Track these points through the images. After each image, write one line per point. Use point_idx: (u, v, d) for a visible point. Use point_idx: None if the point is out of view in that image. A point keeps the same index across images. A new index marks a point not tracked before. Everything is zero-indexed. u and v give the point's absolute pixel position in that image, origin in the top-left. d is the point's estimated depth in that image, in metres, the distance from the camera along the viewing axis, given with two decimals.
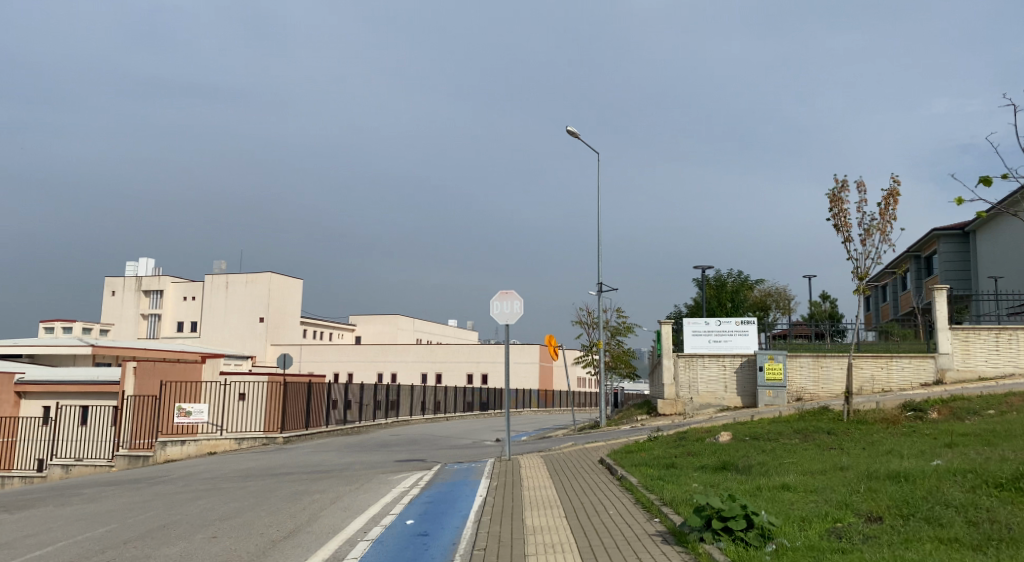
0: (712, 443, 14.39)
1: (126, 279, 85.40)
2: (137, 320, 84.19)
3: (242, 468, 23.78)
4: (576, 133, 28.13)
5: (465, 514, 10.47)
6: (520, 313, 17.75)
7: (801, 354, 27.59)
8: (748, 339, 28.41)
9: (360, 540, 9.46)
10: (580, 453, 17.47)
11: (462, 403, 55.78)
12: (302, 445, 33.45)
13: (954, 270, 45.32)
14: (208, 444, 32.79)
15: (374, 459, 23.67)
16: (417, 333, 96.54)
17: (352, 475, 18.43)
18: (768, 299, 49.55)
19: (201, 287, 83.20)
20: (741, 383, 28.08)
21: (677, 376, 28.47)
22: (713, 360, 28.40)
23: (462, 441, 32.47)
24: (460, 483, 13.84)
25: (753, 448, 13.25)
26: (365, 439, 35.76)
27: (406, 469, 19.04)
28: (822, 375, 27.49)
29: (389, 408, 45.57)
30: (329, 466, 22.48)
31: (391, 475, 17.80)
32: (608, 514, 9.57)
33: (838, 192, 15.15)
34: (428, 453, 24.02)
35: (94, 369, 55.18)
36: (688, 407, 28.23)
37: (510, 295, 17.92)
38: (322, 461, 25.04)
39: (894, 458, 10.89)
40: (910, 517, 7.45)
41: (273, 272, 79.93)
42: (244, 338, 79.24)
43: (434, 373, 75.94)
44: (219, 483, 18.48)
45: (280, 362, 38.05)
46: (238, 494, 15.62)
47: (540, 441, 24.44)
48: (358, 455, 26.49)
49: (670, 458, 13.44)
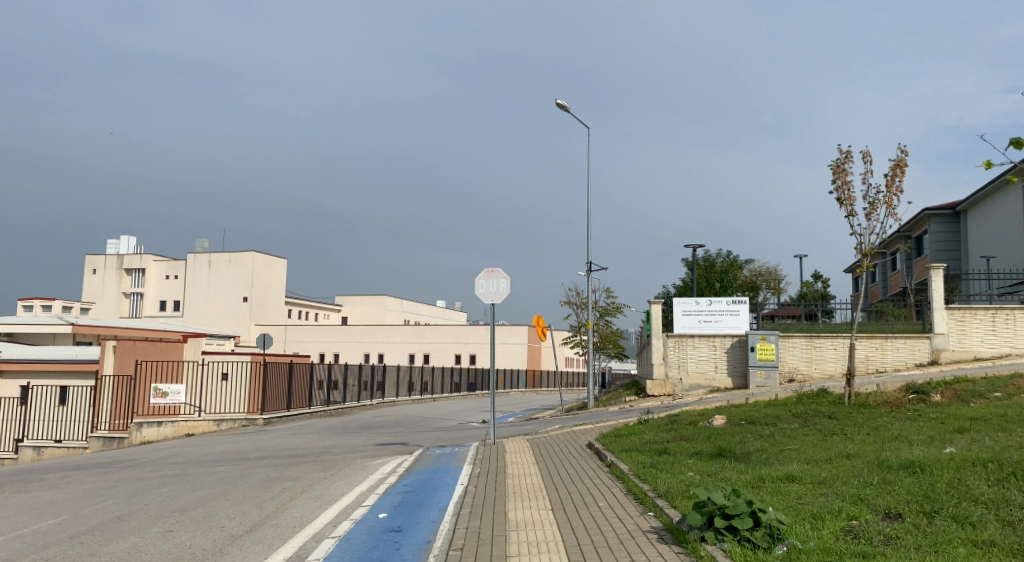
0: (706, 428, 13.63)
1: (108, 257, 84.10)
2: (119, 298, 82.99)
3: (218, 451, 22.99)
4: (565, 106, 27.38)
5: (443, 507, 9.67)
6: (507, 292, 16.95)
7: (794, 334, 26.90)
8: (739, 319, 27.69)
9: (326, 536, 8.62)
10: (567, 436, 16.68)
11: (449, 384, 55.10)
12: (283, 427, 32.67)
13: (943, 250, 44.79)
14: (185, 426, 31.77)
15: (354, 442, 22.89)
16: (405, 314, 95.74)
17: (329, 460, 17.62)
18: (759, 280, 48.95)
19: (184, 265, 82.02)
20: (732, 364, 27.39)
21: (666, 356, 27.73)
22: (704, 340, 27.67)
23: (448, 422, 31.73)
24: (441, 470, 13.05)
25: (750, 434, 12.50)
26: (348, 421, 34.99)
27: (386, 454, 18.25)
28: (815, 355, 26.76)
29: (374, 389, 44.79)
30: (308, 450, 21.70)
31: (370, 460, 17.03)
32: (599, 507, 8.78)
33: (841, 163, 14.32)
34: (410, 436, 23.26)
35: (73, 348, 54.17)
36: (677, 389, 27.52)
37: (496, 273, 17.08)
38: (302, 444, 24.27)
39: (903, 446, 10.16)
40: (935, 515, 6.72)
41: (257, 251, 78.80)
42: (228, 318, 78.22)
43: (422, 353, 75.41)
44: (190, 468, 17.68)
45: (259, 342, 37.13)
46: (206, 482, 14.80)
47: (526, 423, 23.71)
48: (339, 438, 25.71)
49: (662, 444, 12.69)
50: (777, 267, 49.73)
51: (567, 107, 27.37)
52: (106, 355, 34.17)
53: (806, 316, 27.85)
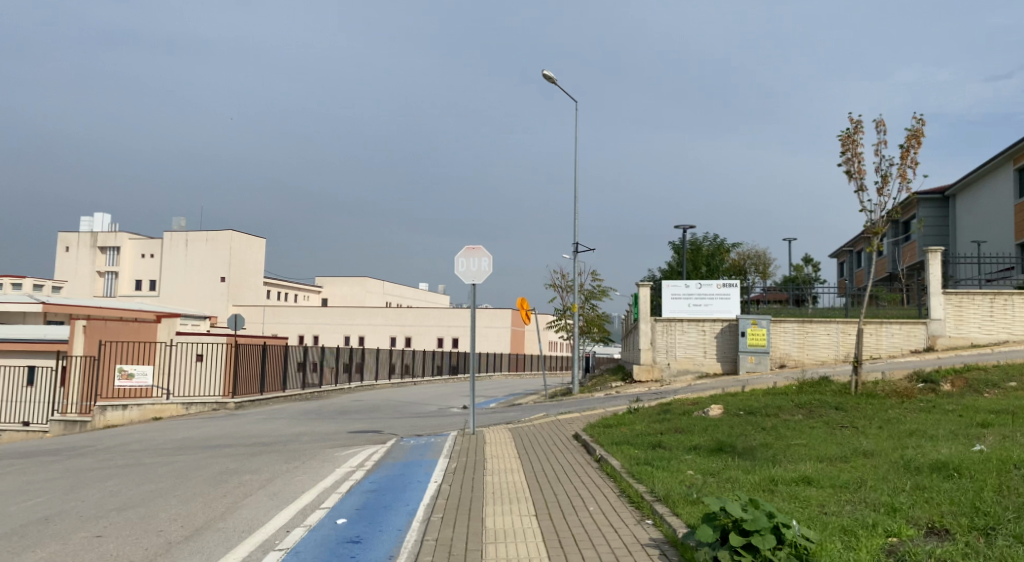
0: (701, 419, 12.59)
1: (82, 235, 82.18)
2: (94, 277, 81.26)
3: (183, 437, 21.83)
4: (552, 78, 26.19)
5: (411, 511, 8.55)
6: (489, 271, 15.79)
7: (786, 319, 25.94)
8: (729, 303, 26.70)
9: (274, 546, 7.49)
10: (553, 425, 15.59)
11: (432, 367, 54.01)
12: (256, 411, 31.48)
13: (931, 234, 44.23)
14: (153, 409, 30.55)
15: (328, 429, 21.73)
16: (387, 296, 94.48)
17: (296, 450, 16.44)
18: (747, 264, 48.04)
19: (160, 244, 80.26)
20: (721, 348, 26.42)
21: (654, 340, 26.74)
22: (693, 324, 26.69)
23: (427, 407, 30.65)
24: (413, 464, 11.92)
25: (751, 425, 11.43)
26: (324, 405, 33.84)
27: (359, 443, 17.09)
28: (808, 341, 25.80)
29: (354, 371, 43.64)
30: (277, 436, 20.58)
31: (338, 450, 15.94)
32: (588, 513, 7.70)
33: (853, 133, 13.23)
34: (386, 423, 22.14)
35: (43, 327, 52.65)
36: (665, 374, 26.57)
37: (477, 250, 15.91)
38: (272, 430, 23.12)
39: (926, 441, 9.10)
40: (994, 535, 5.73)
41: (235, 231, 77.18)
42: (205, 299, 76.74)
43: (403, 336, 74.28)
44: (146, 457, 16.55)
45: (231, 323, 35.80)
46: (159, 474, 13.65)
47: (508, 410, 22.58)
48: (312, 424, 24.62)
49: (656, 437, 11.60)
50: (765, 252, 48.89)
51: (553, 79, 26.17)
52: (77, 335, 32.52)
53: (794, 301, 26.76)
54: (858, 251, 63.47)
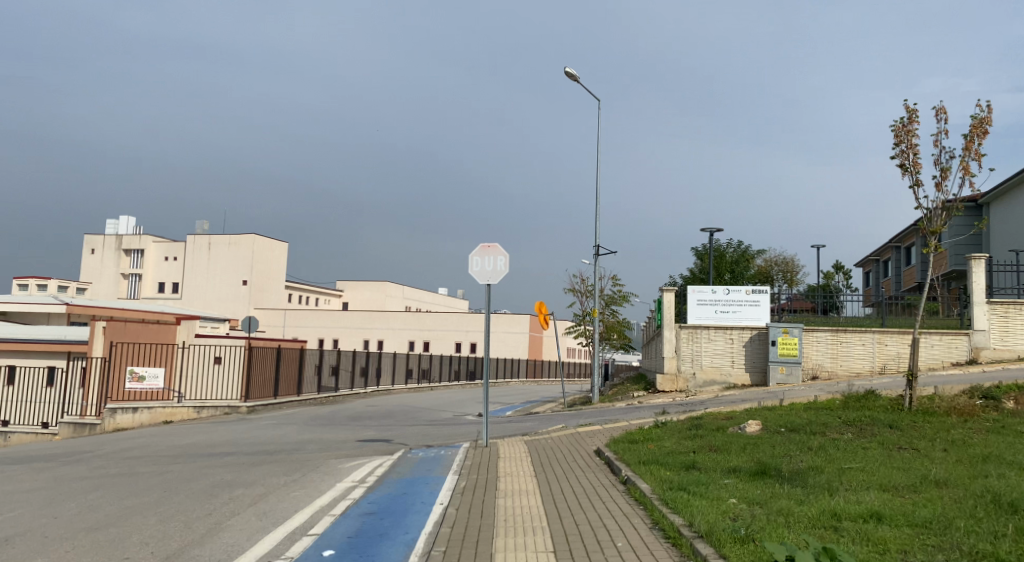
0: (737, 436, 11.42)
1: (106, 237, 81.77)
2: (116, 279, 80.84)
3: (188, 443, 20.84)
4: (574, 74, 25.09)
5: (411, 543, 7.50)
6: (505, 272, 14.69)
7: (818, 328, 24.67)
8: (759, 310, 25.49)
9: None
10: (571, 439, 14.42)
11: (449, 372, 52.95)
12: (268, 416, 30.52)
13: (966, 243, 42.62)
14: (164, 413, 29.87)
15: (338, 437, 20.66)
16: (406, 300, 93.60)
17: (297, 461, 15.38)
18: (775, 270, 46.61)
19: (182, 246, 79.73)
20: (750, 358, 25.19)
21: (678, 349, 25.54)
22: (720, 332, 25.47)
23: (441, 415, 29.57)
24: (419, 481, 10.83)
25: (795, 445, 10.25)
26: (337, 411, 32.86)
27: (365, 454, 16.00)
28: (842, 351, 24.50)
29: (370, 376, 42.63)
30: (284, 444, 19.57)
31: (342, 462, 14.88)
32: (615, 551, 6.61)
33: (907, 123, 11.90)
34: (399, 431, 21.05)
35: (61, 328, 52.05)
36: (690, 384, 25.34)
37: (492, 248, 14.82)
38: (279, 437, 22.11)
39: (1008, 469, 7.90)
40: None
41: (256, 234, 76.56)
42: (226, 301, 76.15)
43: (422, 341, 73.27)
44: (142, 466, 15.60)
45: (244, 325, 34.86)
46: (148, 485, 12.64)
47: (526, 419, 21.49)
48: (322, 431, 23.60)
49: (689, 457, 10.44)
50: (794, 258, 47.32)
51: (576, 76, 25.11)
52: (97, 337, 30.84)
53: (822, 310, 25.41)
54: (887, 259, 61.85)
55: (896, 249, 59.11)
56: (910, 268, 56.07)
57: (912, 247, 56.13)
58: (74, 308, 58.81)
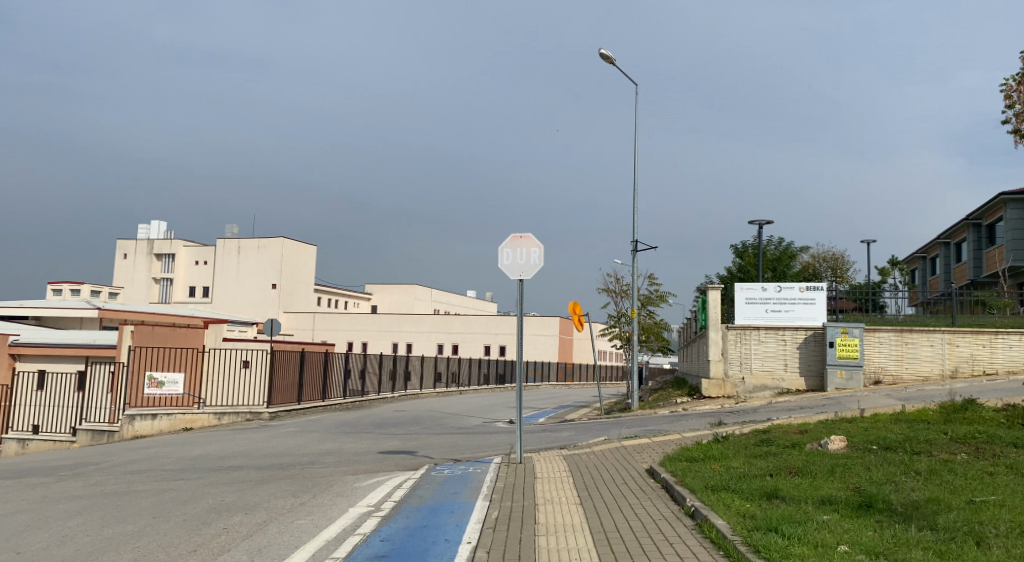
0: (819, 455, 9.74)
1: (138, 242, 80.99)
2: (148, 284, 80.05)
3: (201, 454, 19.26)
4: (609, 56, 23.36)
5: None
6: (539, 265, 13.03)
7: (881, 328, 22.85)
8: (814, 309, 23.54)
9: None
10: (618, 454, 12.75)
11: (479, 375, 51.34)
12: (291, 422, 29.06)
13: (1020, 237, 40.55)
14: (184, 419, 28.27)
15: (359, 448, 18.99)
16: (436, 303, 92.28)
17: (310, 478, 13.70)
18: (821, 266, 44.45)
19: (213, 251, 78.80)
20: (805, 362, 23.30)
21: (726, 351, 23.71)
22: (771, 333, 23.59)
23: (470, 421, 27.91)
24: (445, 509, 9.19)
25: (898, 467, 8.56)
26: (364, 417, 31.33)
27: (386, 469, 14.31)
28: (907, 353, 22.70)
29: (398, 380, 41.10)
30: (303, 455, 17.96)
31: (360, 479, 13.23)
32: None
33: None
34: (425, 441, 19.35)
35: (88, 333, 51.00)
36: (739, 390, 23.51)
37: (525, 240, 13.16)
38: (297, 447, 20.49)
39: None
40: None
41: (286, 238, 75.49)
42: (256, 305, 75.11)
43: (450, 344, 71.65)
44: (143, 481, 14.02)
45: (266, 328, 33.44)
46: (138, 507, 11.00)
47: (564, 428, 19.78)
48: (344, 440, 21.97)
49: (768, 482, 8.69)
50: (844, 254, 45.05)
51: (611, 59, 23.35)
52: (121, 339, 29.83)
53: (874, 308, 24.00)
54: (933, 257, 59.62)
55: (943, 246, 56.91)
56: (958, 264, 53.87)
57: (961, 243, 53.86)
58: (106, 313, 57.95)
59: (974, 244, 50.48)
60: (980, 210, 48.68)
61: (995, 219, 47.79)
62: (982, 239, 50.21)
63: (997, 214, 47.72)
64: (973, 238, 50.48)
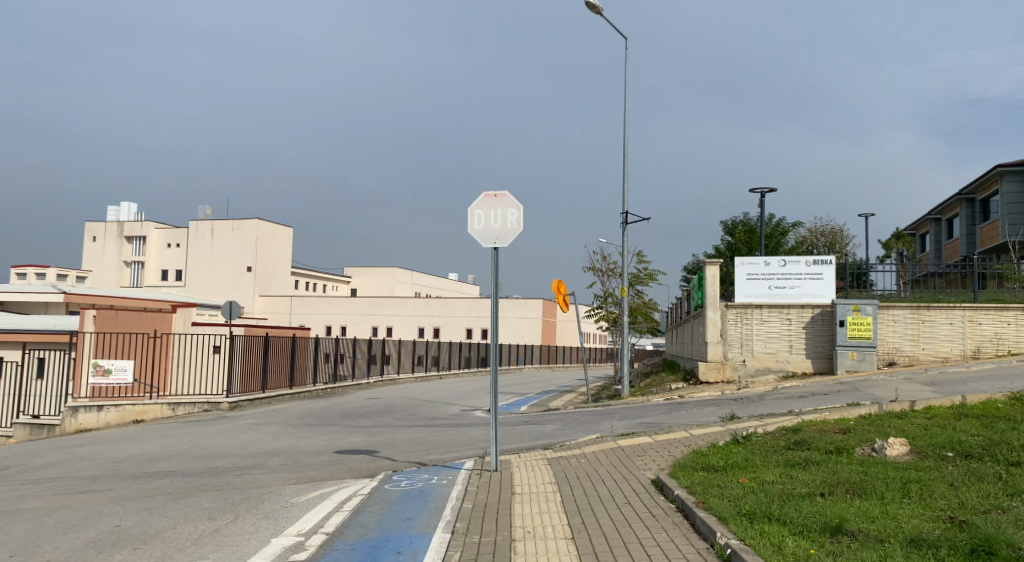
0: (878, 465, 7.60)
1: (108, 224, 77.76)
2: (119, 268, 76.95)
3: (137, 453, 16.75)
4: (595, 6, 20.95)
5: None
6: (518, 229, 10.70)
7: (896, 305, 20.86)
8: (821, 284, 21.37)
9: None
10: (612, 458, 10.51)
11: (460, 359, 49.01)
12: (252, 413, 26.62)
13: (1017, 210, 38.66)
14: (134, 411, 25.58)
15: (317, 446, 16.56)
16: (416, 286, 89.84)
17: (241, 490, 11.25)
18: (817, 242, 42.28)
19: (186, 233, 75.80)
20: (813, 343, 21.15)
21: (725, 332, 21.57)
22: (774, 312, 21.43)
23: (446, 411, 25.58)
24: (392, 548, 6.90)
25: (1000, 489, 6.46)
26: (333, 407, 28.93)
27: (336, 477, 11.95)
28: (923, 332, 20.69)
29: (374, 366, 38.58)
30: (250, 456, 15.54)
31: (301, 492, 10.85)
32: None
33: None
34: (393, 437, 16.95)
35: (46, 318, 48.03)
36: (739, 374, 21.38)
37: (501, 198, 10.82)
38: (249, 445, 18.04)
39: None
40: None
41: (260, 219, 72.69)
42: (230, 288, 72.28)
43: (432, 327, 69.56)
44: (40, 493, 11.55)
45: (224, 312, 30.94)
46: (4, 537, 8.54)
47: (550, 420, 17.49)
48: (303, 435, 19.57)
49: (826, 508, 6.53)
50: (842, 228, 42.74)
51: (598, 9, 20.95)
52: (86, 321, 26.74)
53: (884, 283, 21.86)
54: (922, 233, 57.82)
55: (934, 222, 55.10)
56: (950, 241, 51.98)
57: (953, 219, 52.00)
58: (72, 297, 55.08)
59: (967, 219, 48.59)
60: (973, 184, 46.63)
61: (988, 193, 45.86)
62: (975, 214, 48.31)
63: (991, 187, 45.69)
64: (965, 213, 48.59)
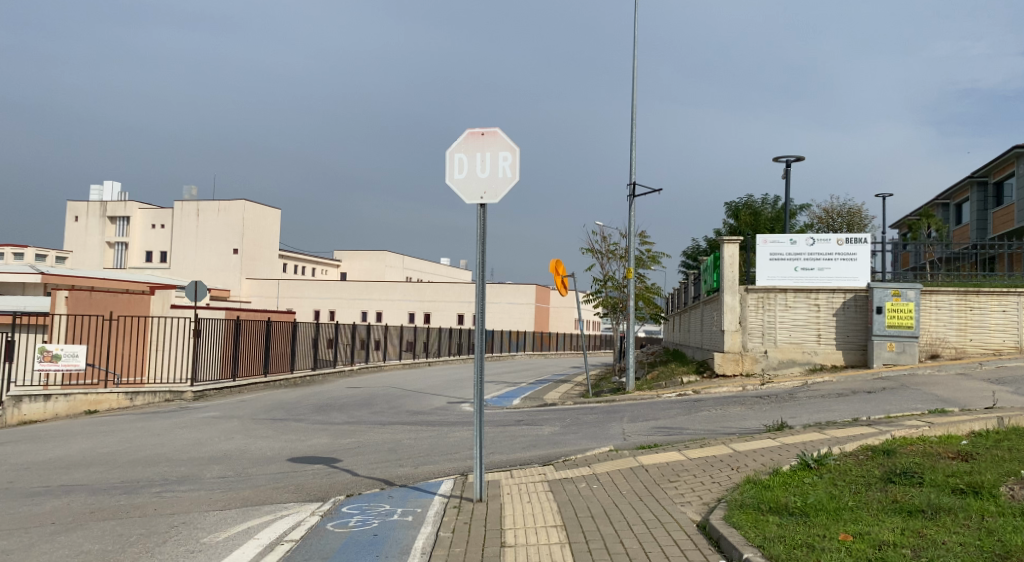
0: None
1: (91, 203, 74.62)
2: (102, 248, 73.80)
3: (59, 457, 14.03)
4: None
5: None
6: (513, 178, 8.08)
7: (940, 290, 18.29)
8: (855, 266, 18.84)
9: None
10: (636, 483, 7.88)
11: (451, 347, 46.27)
12: (216, 404, 23.90)
13: None
14: (87, 401, 22.51)
15: (271, 451, 13.85)
16: (407, 271, 87.07)
17: (151, 519, 8.56)
18: (832, 224, 39.65)
19: (171, 213, 72.82)
20: (843, 332, 18.62)
21: (745, 319, 19.02)
22: (801, 296, 18.88)
23: (432, 404, 22.92)
24: None
25: None
26: (309, 397, 26.24)
27: (281, 499, 9.30)
28: (972, 322, 18.13)
29: (358, 352, 35.76)
30: (190, 463, 12.85)
31: (227, 525, 8.13)
32: None
33: None
34: (364, 440, 14.28)
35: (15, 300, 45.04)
36: (761, 367, 18.81)
37: (491, 137, 8.18)
38: (195, 445, 15.33)
39: None
40: None
41: (247, 199, 69.84)
42: (216, 271, 69.41)
43: (422, 312, 66.94)
44: None
45: (188, 294, 28.21)
46: None
47: (550, 420, 14.83)
48: (270, 434, 16.93)
49: None
50: (860, 208, 40.06)
51: None
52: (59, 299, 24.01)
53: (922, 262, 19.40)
54: None
55: (942, 208, 52.80)
56: (960, 226, 49.58)
57: (963, 204, 49.60)
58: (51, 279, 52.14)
59: (979, 204, 46.19)
60: (987, 167, 44.17)
61: (1001, 176, 43.37)
62: (987, 198, 45.88)
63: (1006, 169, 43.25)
64: (977, 196, 46.11)
